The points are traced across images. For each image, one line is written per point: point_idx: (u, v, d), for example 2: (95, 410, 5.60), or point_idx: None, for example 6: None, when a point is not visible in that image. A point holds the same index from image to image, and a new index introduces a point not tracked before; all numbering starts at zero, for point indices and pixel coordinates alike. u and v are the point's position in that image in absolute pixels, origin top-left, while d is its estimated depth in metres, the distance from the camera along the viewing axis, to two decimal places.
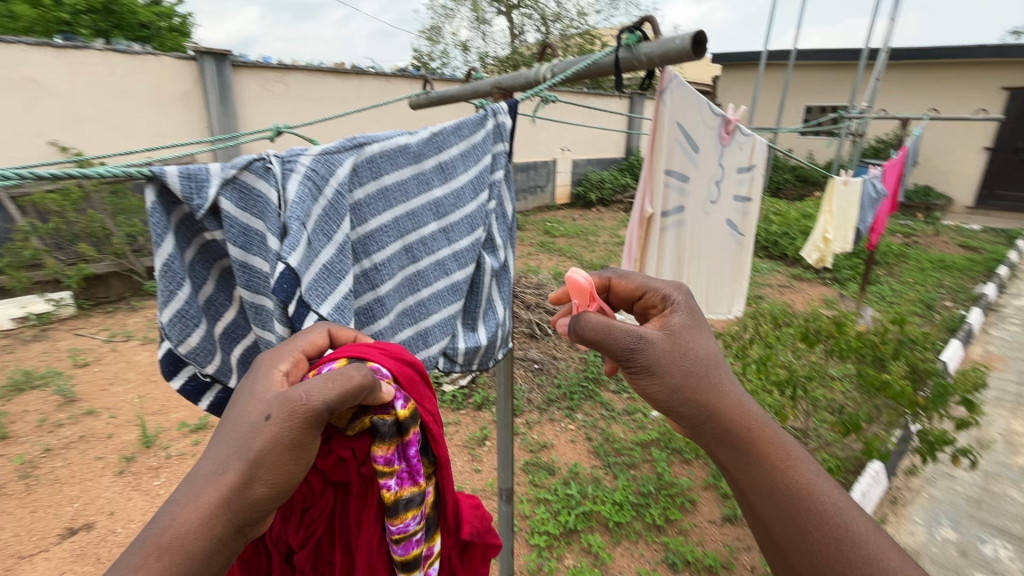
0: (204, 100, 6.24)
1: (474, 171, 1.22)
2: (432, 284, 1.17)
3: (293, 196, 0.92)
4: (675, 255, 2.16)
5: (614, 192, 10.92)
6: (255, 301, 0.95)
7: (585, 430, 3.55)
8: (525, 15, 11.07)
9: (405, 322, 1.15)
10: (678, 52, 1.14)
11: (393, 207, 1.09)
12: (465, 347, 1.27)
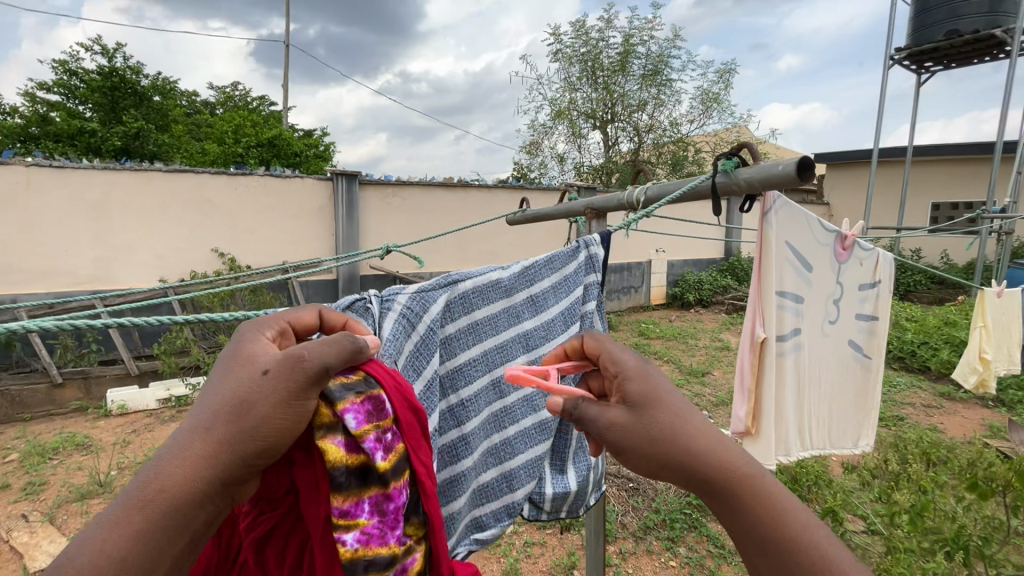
0: (333, 213, 7.21)
1: (562, 305, 1.38)
2: (519, 418, 1.32)
3: (387, 334, 1.09)
4: (793, 384, 1.91)
5: (714, 293, 10.47)
6: None
7: (689, 569, 3.08)
8: (619, 128, 11.77)
9: (491, 457, 1.29)
10: (779, 176, 1.09)
11: (483, 343, 1.26)
12: (551, 488, 1.36)
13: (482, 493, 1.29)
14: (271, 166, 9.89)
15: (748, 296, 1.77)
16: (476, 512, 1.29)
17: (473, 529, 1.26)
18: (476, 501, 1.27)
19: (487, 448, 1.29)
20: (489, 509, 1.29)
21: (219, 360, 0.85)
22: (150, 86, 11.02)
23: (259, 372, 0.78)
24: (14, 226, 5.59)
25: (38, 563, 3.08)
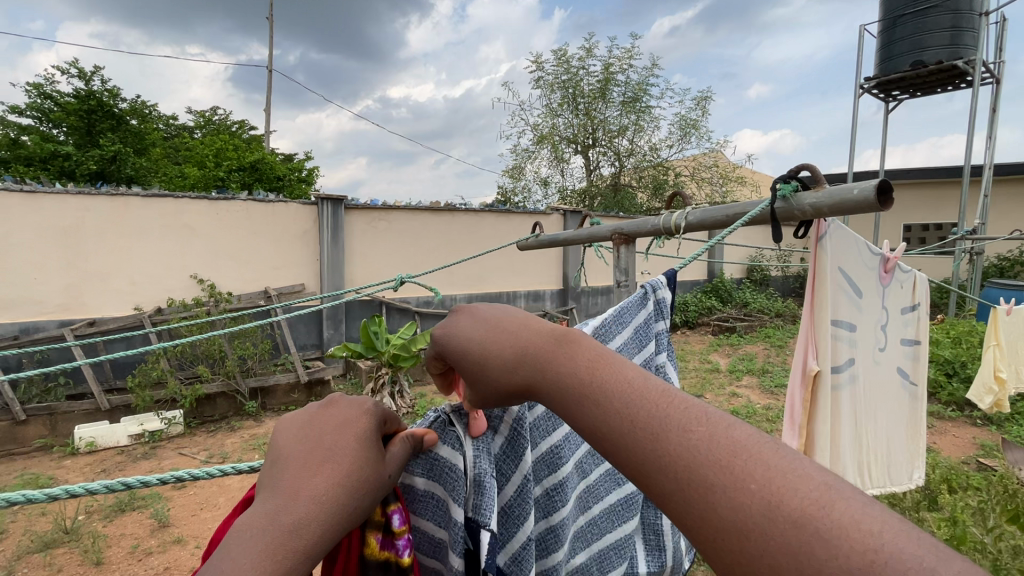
0: (318, 238, 7.05)
1: (639, 356, 1.19)
2: (602, 498, 1.18)
3: (472, 452, 0.98)
4: (848, 418, 1.84)
5: (699, 314, 10.53)
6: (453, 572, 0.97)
7: None
8: (601, 153, 11.95)
9: (579, 547, 1.14)
10: (856, 201, 1.03)
11: (563, 430, 1.11)
12: (645, 569, 1.19)
13: None
14: (251, 190, 9.72)
15: (801, 326, 1.73)
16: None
17: None
18: None
19: (574, 534, 1.13)
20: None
21: (312, 422, 0.72)
22: (125, 110, 10.84)
23: (387, 476, 0.78)
24: None
25: None
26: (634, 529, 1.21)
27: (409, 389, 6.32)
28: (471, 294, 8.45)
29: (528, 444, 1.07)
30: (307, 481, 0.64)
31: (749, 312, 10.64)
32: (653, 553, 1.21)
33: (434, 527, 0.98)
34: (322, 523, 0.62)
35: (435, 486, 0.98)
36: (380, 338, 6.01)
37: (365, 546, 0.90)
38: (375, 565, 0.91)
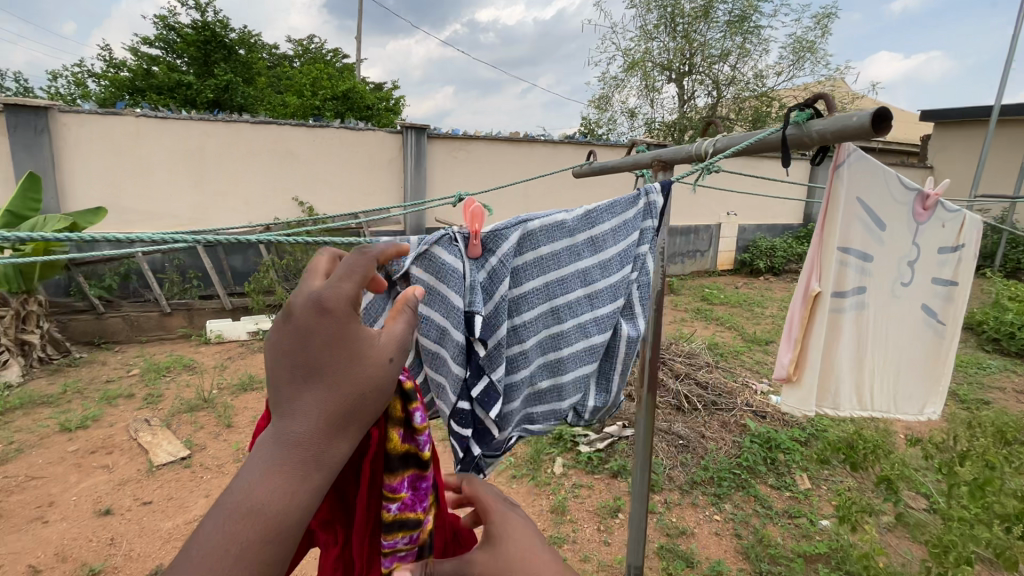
0: (402, 165, 7.42)
1: (621, 244, 1.13)
2: (573, 343, 1.10)
3: (456, 265, 0.95)
4: (846, 342, 1.87)
5: (787, 261, 9.92)
6: (431, 350, 0.96)
7: (734, 524, 3.20)
8: (696, 81, 11.05)
9: (543, 374, 1.10)
10: (853, 129, 1.11)
11: (546, 273, 1.06)
12: (594, 406, 1.14)
13: (531, 405, 1.10)
14: (344, 119, 10.25)
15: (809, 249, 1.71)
16: (527, 414, 1.10)
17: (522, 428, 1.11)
18: (527, 413, 1.10)
19: (540, 363, 1.09)
20: (538, 415, 1.11)
21: (286, 334, 0.68)
22: (235, 40, 11.60)
23: (388, 358, 0.72)
24: (127, 170, 6.24)
25: (162, 458, 3.66)
26: (590, 372, 1.15)
27: None
28: None
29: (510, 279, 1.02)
30: (299, 401, 0.65)
31: None
32: (600, 392, 1.17)
33: (433, 317, 0.94)
34: (327, 444, 0.65)
35: (423, 277, 0.94)
36: None
37: (388, 440, 0.93)
38: (397, 462, 0.93)
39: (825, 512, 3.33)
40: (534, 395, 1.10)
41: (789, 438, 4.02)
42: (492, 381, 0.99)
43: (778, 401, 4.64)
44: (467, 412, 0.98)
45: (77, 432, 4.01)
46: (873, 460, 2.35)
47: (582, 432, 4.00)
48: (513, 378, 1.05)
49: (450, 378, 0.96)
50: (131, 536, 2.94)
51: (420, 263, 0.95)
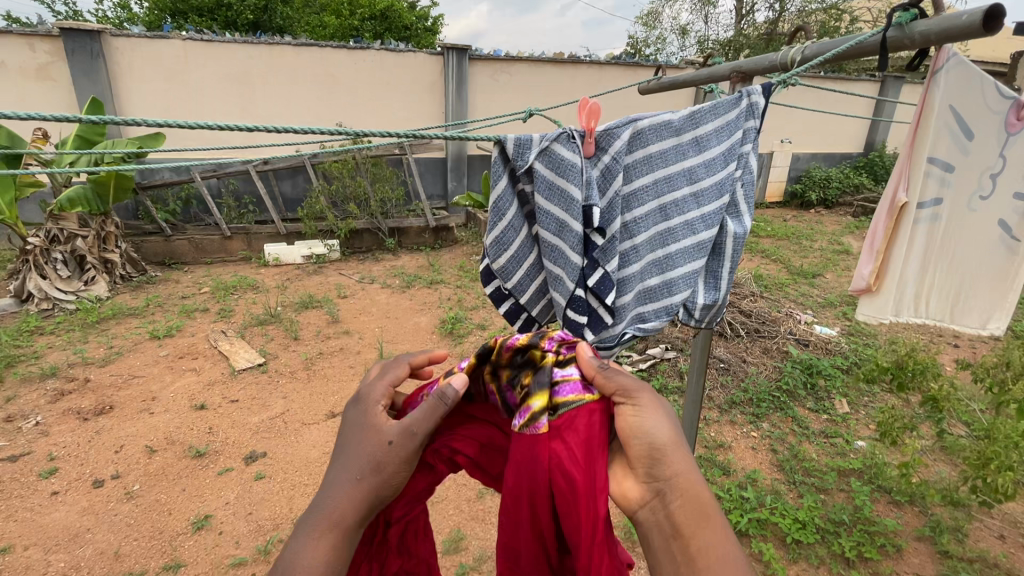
0: (444, 89, 7.27)
1: (725, 143, 1.00)
2: (682, 239, 1.00)
3: (568, 155, 0.89)
4: (918, 251, 1.99)
5: (841, 193, 9.43)
6: (553, 243, 0.91)
7: (771, 440, 3.37)
8: None
9: (653, 272, 1.01)
10: (964, 27, 1.09)
11: (653, 170, 0.97)
12: (704, 302, 1.06)
13: (642, 305, 1.02)
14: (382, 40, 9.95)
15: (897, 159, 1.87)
16: (638, 310, 1.02)
17: (633, 327, 1.01)
18: (638, 312, 1.02)
19: (648, 262, 1.00)
20: (651, 311, 1.02)
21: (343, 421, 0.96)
22: None
23: (385, 440, 0.88)
24: (180, 95, 6.37)
25: (241, 364, 4.07)
26: (700, 272, 1.04)
27: None
28: None
29: (622, 175, 0.94)
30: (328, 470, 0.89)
31: None
32: (709, 288, 1.05)
33: (551, 210, 0.89)
34: (335, 507, 0.85)
35: (538, 171, 0.88)
36: None
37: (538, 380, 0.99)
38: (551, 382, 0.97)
39: (861, 434, 3.46)
40: (644, 292, 1.01)
41: (830, 365, 4.09)
42: (607, 272, 0.94)
43: (821, 331, 4.66)
44: (584, 300, 0.95)
45: (165, 340, 4.45)
46: (922, 382, 2.41)
47: (625, 354, 4.18)
48: (624, 272, 0.99)
49: (568, 269, 0.92)
50: (225, 427, 3.36)
51: (542, 160, 0.89)
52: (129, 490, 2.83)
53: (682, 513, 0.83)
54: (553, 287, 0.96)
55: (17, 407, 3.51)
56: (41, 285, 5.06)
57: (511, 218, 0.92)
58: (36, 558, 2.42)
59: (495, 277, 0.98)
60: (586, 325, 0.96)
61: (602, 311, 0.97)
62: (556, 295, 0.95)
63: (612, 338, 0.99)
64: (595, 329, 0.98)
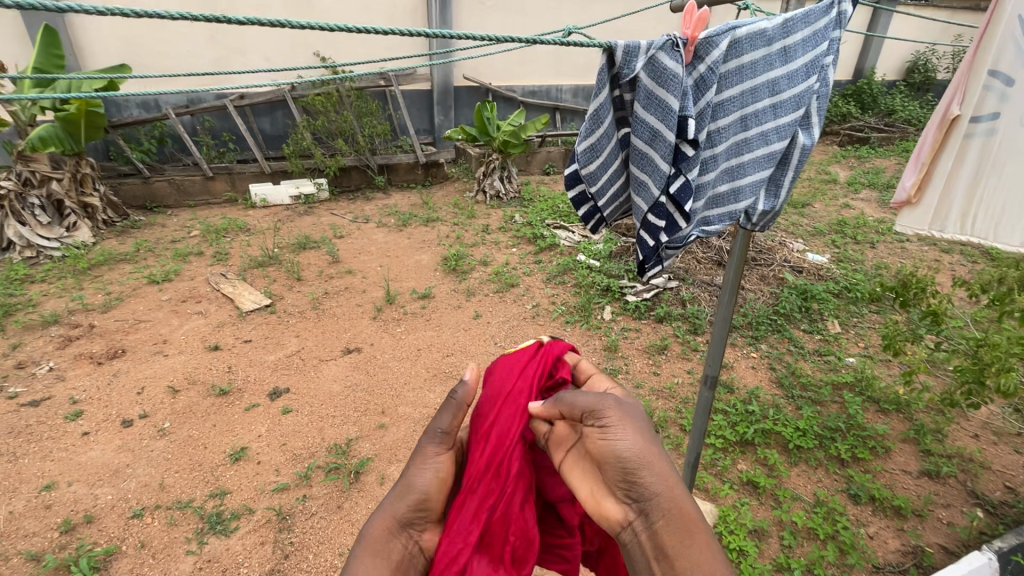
0: (427, 14, 6.83)
1: (810, 54, 1.11)
2: (754, 150, 1.14)
3: (672, 68, 1.03)
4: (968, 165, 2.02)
5: (830, 122, 9.36)
6: (645, 148, 1.10)
7: (769, 360, 3.57)
8: None
9: (724, 178, 1.16)
10: None
11: (742, 81, 1.10)
12: (762, 209, 1.21)
13: (710, 208, 1.19)
14: None
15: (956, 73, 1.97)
16: (703, 215, 1.20)
17: (699, 229, 1.19)
18: (705, 215, 1.19)
19: (722, 170, 1.16)
20: (715, 216, 1.19)
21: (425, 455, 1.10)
22: None
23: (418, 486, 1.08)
24: (141, 22, 5.81)
25: (248, 306, 4.05)
26: (760, 183, 1.17)
27: (515, 175, 6.70)
28: (577, 85, 8.17)
29: (715, 87, 1.09)
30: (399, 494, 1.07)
31: (892, 122, 9.10)
32: (768, 197, 1.21)
33: (648, 118, 1.07)
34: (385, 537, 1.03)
35: (644, 81, 1.06)
36: (493, 123, 6.32)
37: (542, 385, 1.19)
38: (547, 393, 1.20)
39: (852, 351, 3.69)
40: (713, 198, 1.18)
41: (824, 290, 4.27)
42: (687, 180, 1.10)
43: (814, 258, 4.81)
44: (664, 206, 1.13)
45: (164, 285, 4.37)
46: (922, 299, 2.57)
47: (629, 285, 4.28)
48: (701, 179, 1.15)
49: (654, 175, 1.11)
50: (244, 366, 3.40)
51: (646, 69, 1.06)
52: (160, 427, 2.89)
53: (664, 531, 0.85)
54: (636, 192, 1.17)
55: (25, 355, 3.47)
56: (22, 233, 4.83)
57: (609, 127, 1.13)
58: (83, 492, 2.51)
59: (583, 182, 1.21)
60: (660, 228, 1.15)
61: (677, 217, 1.14)
62: (640, 195, 1.16)
63: (681, 239, 1.17)
64: (669, 232, 1.16)
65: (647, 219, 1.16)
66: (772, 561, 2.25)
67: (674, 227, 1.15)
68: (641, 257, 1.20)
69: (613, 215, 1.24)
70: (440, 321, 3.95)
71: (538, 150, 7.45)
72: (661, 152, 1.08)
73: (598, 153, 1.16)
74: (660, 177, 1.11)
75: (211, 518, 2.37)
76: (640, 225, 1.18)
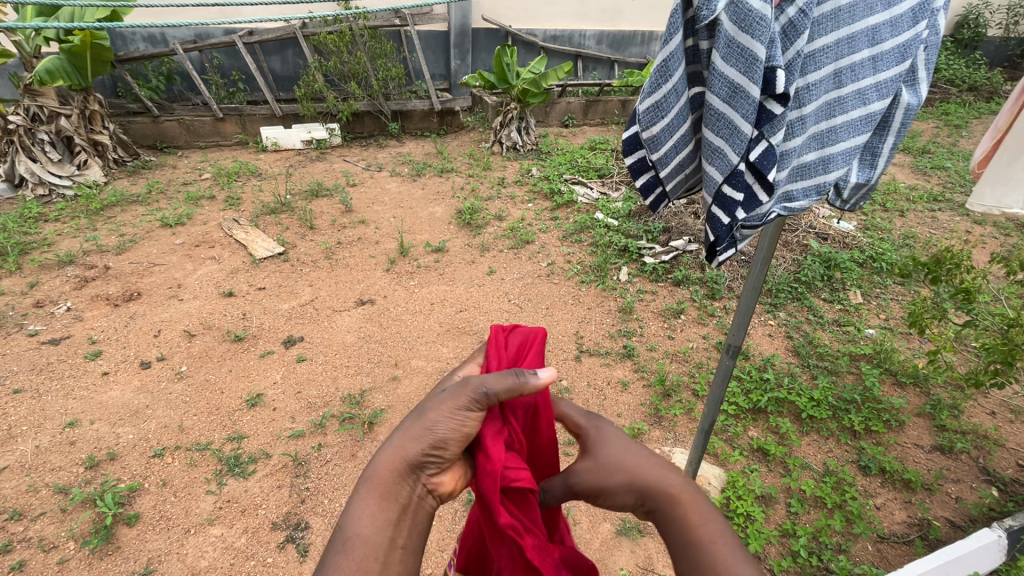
0: None
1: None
2: (849, 111, 1.03)
3: (756, 11, 0.91)
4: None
5: None
6: (724, 111, 1.00)
7: (787, 328, 3.51)
8: None
9: (812, 145, 1.06)
10: None
11: (839, 28, 0.97)
12: (854, 182, 1.13)
13: (793, 180, 1.10)
14: None
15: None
16: (787, 188, 1.12)
17: (780, 205, 1.13)
18: (788, 188, 1.11)
19: (811, 135, 1.06)
20: (799, 190, 1.11)
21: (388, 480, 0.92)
22: None
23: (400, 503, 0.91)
24: None
25: (261, 253, 4.01)
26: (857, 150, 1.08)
27: (533, 126, 6.45)
28: (602, 31, 7.73)
29: (807, 35, 0.97)
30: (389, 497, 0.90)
31: (932, 82, 8.57)
32: (862, 168, 1.14)
33: (729, 73, 0.96)
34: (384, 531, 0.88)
35: (726, 25, 0.94)
36: (512, 70, 6.02)
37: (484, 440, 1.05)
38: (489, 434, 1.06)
39: (873, 321, 3.61)
40: (798, 167, 1.09)
41: (849, 258, 4.14)
42: (771, 145, 1.02)
43: (840, 225, 4.64)
44: (742, 175, 1.05)
45: (177, 228, 4.33)
46: (955, 275, 2.46)
47: (647, 245, 4.18)
48: (787, 145, 1.05)
49: (733, 139, 1.01)
50: (258, 313, 3.41)
51: (727, 10, 0.94)
52: (177, 370, 2.94)
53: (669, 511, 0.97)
54: (709, 160, 1.07)
55: (43, 294, 3.50)
56: (33, 169, 4.81)
57: (680, 82, 1.02)
58: (105, 431, 2.58)
59: (647, 149, 1.10)
60: (737, 202, 1.07)
61: (757, 189, 1.06)
62: (714, 164, 1.06)
63: (758, 214, 1.10)
64: (746, 208, 1.08)
65: (722, 191, 1.07)
66: (777, 527, 2.28)
67: (755, 200, 1.07)
68: (712, 237, 1.14)
69: (675, 190, 1.17)
70: (454, 276, 3.90)
71: (557, 100, 7.13)
72: (745, 115, 0.98)
73: (664, 115, 1.05)
74: (740, 142, 1.01)
75: (229, 460, 2.43)
76: (713, 201, 1.10)
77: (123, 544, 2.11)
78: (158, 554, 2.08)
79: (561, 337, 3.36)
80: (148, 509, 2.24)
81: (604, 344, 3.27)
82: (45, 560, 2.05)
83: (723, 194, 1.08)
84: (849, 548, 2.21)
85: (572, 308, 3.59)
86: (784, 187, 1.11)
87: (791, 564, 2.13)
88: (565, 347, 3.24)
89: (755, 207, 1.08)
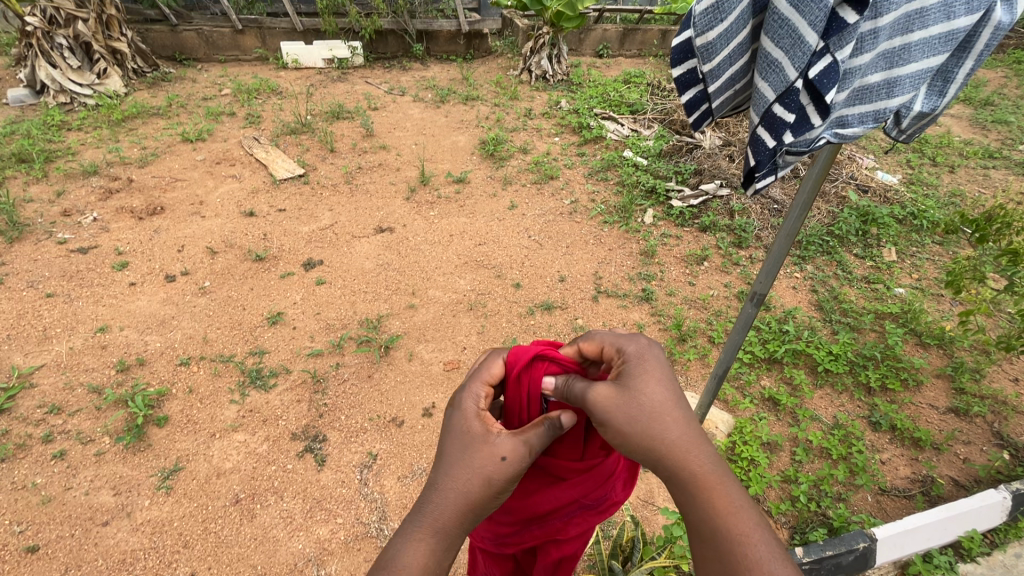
0: None
1: None
2: (930, 26, 0.90)
3: None
4: None
5: None
6: (789, 17, 0.89)
7: (812, 282, 3.41)
8: None
9: (879, 65, 0.96)
10: None
11: None
12: (917, 111, 1.03)
13: (850, 104, 1.01)
14: None
15: None
16: (841, 113, 1.02)
17: (830, 131, 1.04)
18: (843, 113, 1.02)
19: (881, 53, 0.95)
20: (855, 115, 1.01)
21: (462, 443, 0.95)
22: None
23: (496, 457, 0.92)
24: None
25: (282, 174, 3.96)
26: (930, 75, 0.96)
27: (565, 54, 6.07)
28: None
29: None
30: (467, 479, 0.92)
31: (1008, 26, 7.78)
32: (929, 96, 1.02)
33: None
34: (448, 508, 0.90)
35: None
36: None
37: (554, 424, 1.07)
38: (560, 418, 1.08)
39: (904, 280, 3.48)
40: (858, 89, 0.99)
41: (887, 213, 3.94)
42: (835, 61, 0.90)
43: (883, 177, 4.39)
44: (797, 94, 0.95)
45: (198, 144, 4.28)
46: (1004, 235, 2.30)
47: (676, 188, 4.01)
48: (851, 63, 0.94)
49: (794, 51, 0.91)
50: (279, 234, 3.42)
51: None
52: (201, 285, 3.00)
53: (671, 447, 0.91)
54: (761, 75, 0.97)
55: (69, 203, 3.54)
56: (53, 75, 4.73)
57: None
58: (134, 337, 2.68)
59: (698, 58, 1.00)
60: (787, 123, 0.99)
61: (810, 111, 0.97)
62: (768, 80, 0.96)
63: (805, 140, 1.01)
64: (794, 131, 1.00)
65: (771, 110, 0.99)
66: (779, 473, 2.32)
67: (805, 124, 0.99)
68: (752, 162, 1.07)
69: (721, 108, 1.08)
70: (474, 209, 3.82)
71: (593, 27, 6.66)
72: (813, 23, 0.87)
73: (722, 17, 0.94)
74: (800, 55, 0.90)
75: (251, 373, 2.52)
76: (760, 121, 1.02)
77: (154, 442, 2.25)
78: (186, 453, 2.22)
79: (579, 276, 3.32)
80: (176, 413, 2.36)
81: (623, 286, 3.23)
82: (84, 451, 2.20)
83: (773, 116, 0.99)
84: (847, 498, 2.25)
85: (593, 248, 3.51)
86: (838, 112, 1.02)
87: (789, 509, 2.19)
88: (583, 287, 3.20)
89: (804, 132, 1.00)
